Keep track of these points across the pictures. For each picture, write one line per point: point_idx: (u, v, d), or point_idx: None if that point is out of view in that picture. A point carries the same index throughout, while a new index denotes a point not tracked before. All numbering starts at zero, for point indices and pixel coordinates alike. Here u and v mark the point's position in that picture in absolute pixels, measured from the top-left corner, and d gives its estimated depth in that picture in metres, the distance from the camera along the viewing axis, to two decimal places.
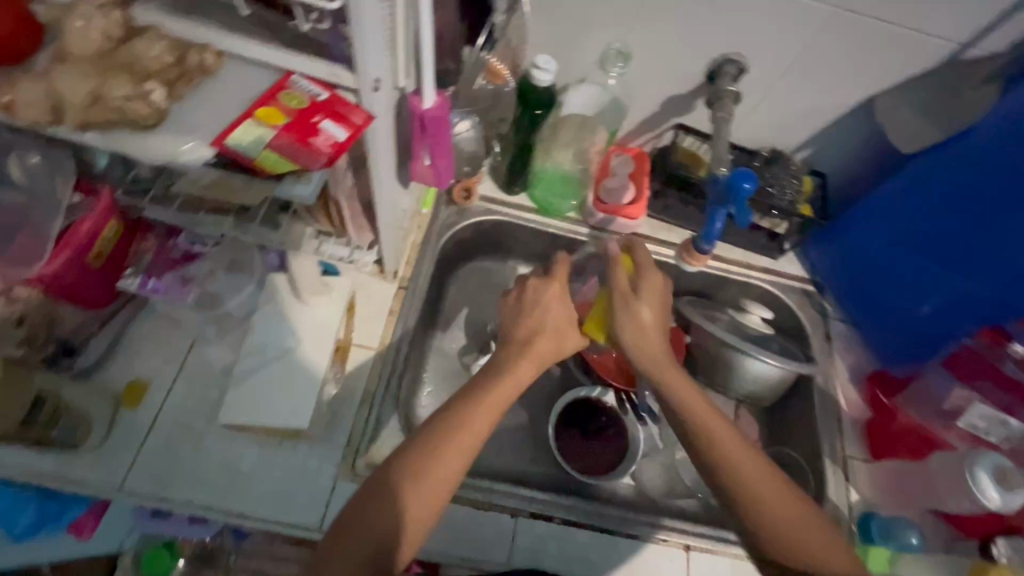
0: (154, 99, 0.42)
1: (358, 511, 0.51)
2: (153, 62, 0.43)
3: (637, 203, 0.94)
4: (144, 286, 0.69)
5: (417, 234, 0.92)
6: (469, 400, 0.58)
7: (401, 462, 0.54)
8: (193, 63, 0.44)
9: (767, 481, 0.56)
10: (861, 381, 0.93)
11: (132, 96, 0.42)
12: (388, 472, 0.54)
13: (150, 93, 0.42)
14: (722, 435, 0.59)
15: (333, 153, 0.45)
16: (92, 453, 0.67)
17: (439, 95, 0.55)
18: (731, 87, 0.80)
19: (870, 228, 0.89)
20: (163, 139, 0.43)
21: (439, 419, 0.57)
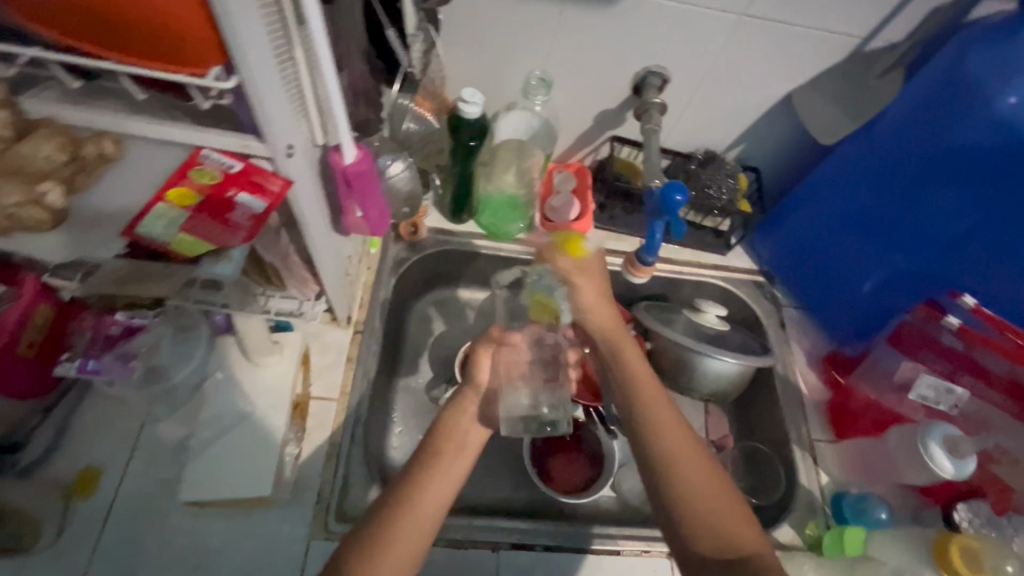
0: (51, 202, 0.41)
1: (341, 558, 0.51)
2: (45, 162, 0.41)
3: (584, 218, 0.94)
4: (84, 370, 0.65)
5: (367, 275, 0.91)
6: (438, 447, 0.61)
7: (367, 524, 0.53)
8: (91, 154, 0.42)
9: (696, 468, 0.56)
10: (818, 364, 0.96)
11: (25, 201, 0.40)
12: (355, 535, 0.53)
13: (46, 196, 0.41)
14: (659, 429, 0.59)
15: (253, 226, 0.45)
16: (46, 553, 0.64)
17: (360, 149, 0.55)
18: (656, 99, 0.83)
19: (806, 216, 0.92)
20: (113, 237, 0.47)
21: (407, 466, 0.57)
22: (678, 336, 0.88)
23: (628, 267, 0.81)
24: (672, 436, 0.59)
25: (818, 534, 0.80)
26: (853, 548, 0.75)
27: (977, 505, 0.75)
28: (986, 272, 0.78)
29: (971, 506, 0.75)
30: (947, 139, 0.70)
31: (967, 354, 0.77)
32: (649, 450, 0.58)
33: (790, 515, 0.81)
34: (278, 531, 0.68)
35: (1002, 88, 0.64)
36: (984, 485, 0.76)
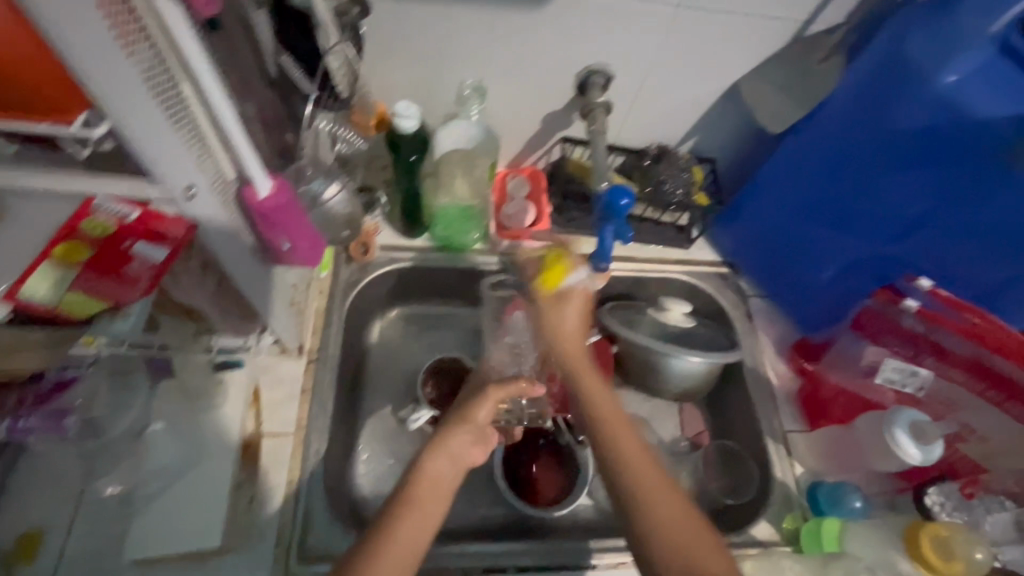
0: None
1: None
2: None
3: (539, 222, 0.93)
4: (15, 430, 0.61)
5: (319, 299, 0.87)
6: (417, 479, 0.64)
7: None
8: None
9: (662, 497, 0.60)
10: (786, 353, 0.95)
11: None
12: None
13: None
14: (627, 456, 0.64)
15: (152, 278, 0.45)
16: None
17: (275, 180, 0.53)
18: (600, 99, 0.81)
19: (762, 205, 0.90)
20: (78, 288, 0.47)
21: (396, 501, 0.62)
22: (640, 337, 0.88)
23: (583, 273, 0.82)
24: (635, 458, 0.64)
25: (796, 527, 0.79)
26: (831, 543, 0.74)
27: (947, 488, 0.75)
28: (944, 252, 0.76)
29: (942, 490, 0.75)
30: (892, 123, 0.69)
31: (929, 337, 0.76)
32: (618, 489, 0.62)
33: (767, 511, 0.80)
34: None
35: (940, 69, 0.63)
36: (953, 464, 0.76)
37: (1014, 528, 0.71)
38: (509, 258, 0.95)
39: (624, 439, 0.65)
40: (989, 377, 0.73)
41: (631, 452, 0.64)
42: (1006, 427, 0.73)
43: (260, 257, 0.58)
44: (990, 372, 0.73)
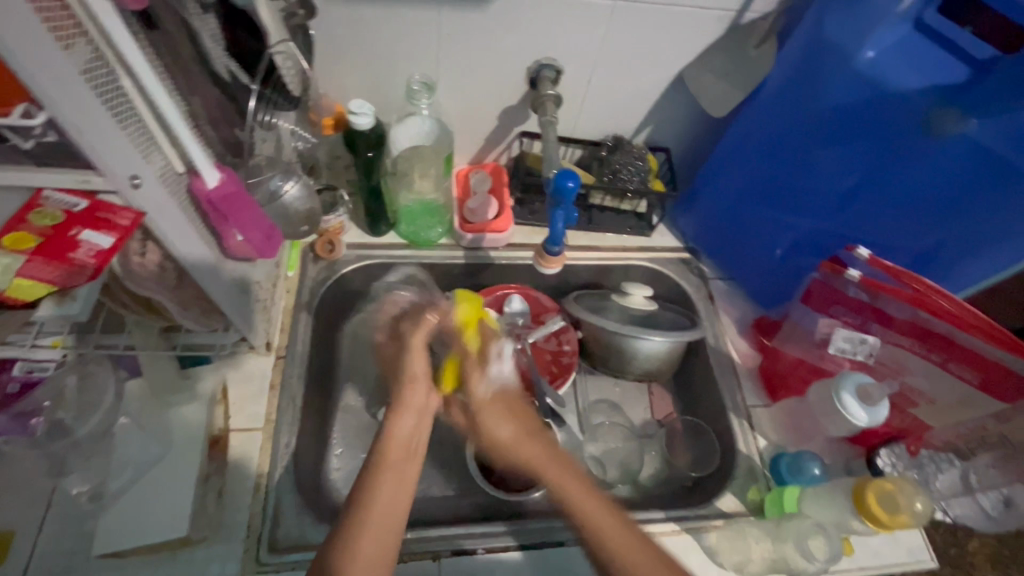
0: None
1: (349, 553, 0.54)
2: None
3: (502, 216, 0.97)
4: None
5: (287, 298, 0.89)
6: (385, 458, 0.62)
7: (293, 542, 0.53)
8: None
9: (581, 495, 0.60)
10: (748, 331, 0.98)
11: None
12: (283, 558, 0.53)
13: None
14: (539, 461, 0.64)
15: (99, 262, 0.44)
16: None
17: (224, 172, 0.55)
18: (550, 92, 0.84)
19: (715, 188, 0.94)
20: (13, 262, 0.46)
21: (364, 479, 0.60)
22: (604, 322, 0.90)
23: (538, 260, 0.86)
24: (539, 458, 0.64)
25: (759, 497, 0.81)
26: (791, 507, 0.77)
27: (898, 450, 0.81)
28: (885, 223, 0.80)
29: (893, 452, 0.81)
30: (822, 101, 0.73)
31: (874, 304, 0.79)
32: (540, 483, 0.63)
33: (731, 483, 0.82)
34: (207, 571, 0.67)
35: (859, 45, 0.67)
36: (909, 429, 0.80)
37: (960, 484, 0.79)
38: (474, 252, 0.99)
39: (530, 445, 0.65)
40: (932, 340, 0.76)
41: (569, 485, 0.60)
42: (949, 388, 0.77)
43: (213, 250, 0.60)
44: (933, 334, 0.75)
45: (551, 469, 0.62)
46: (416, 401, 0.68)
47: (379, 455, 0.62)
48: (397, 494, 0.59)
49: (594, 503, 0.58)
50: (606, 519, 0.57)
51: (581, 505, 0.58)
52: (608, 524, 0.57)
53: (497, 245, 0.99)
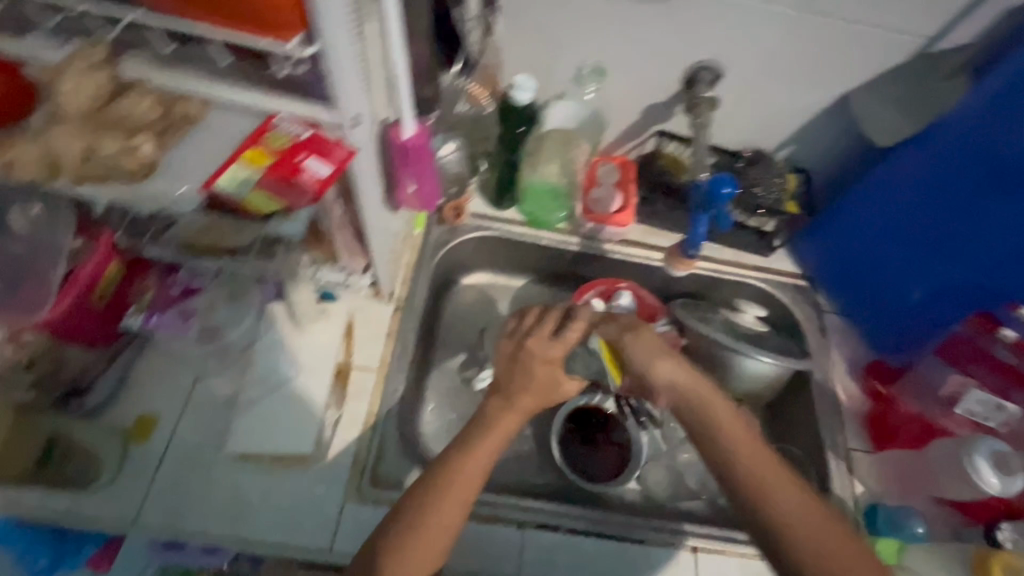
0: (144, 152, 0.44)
1: (413, 538, 0.61)
2: (141, 117, 0.44)
3: (625, 210, 0.96)
4: (145, 324, 0.72)
5: (410, 254, 0.93)
6: (489, 428, 0.69)
7: (391, 526, 0.62)
8: (179, 115, 0.46)
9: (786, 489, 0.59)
10: (859, 373, 0.94)
11: (121, 150, 0.43)
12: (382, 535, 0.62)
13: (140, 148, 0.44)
14: (734, 448, 0.62)
15: (318, 189, 0.48)
16: (105, 490, 0.69)
17: (418, 124, 0.58)
18: (707, 94, 0.82)
19: (854, 220, 0.90)
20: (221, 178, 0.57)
21: (436, 471, 0.65)
22: (714, 333, 0.89)
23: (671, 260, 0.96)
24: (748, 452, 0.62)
25: None
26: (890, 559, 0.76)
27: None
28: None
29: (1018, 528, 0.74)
30: (1012, 151, 0.68)
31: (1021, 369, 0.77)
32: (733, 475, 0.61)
33: None
34: (315, 491, 0.72)
35: None
36: None
37: None
38: (590, 241, 1.00)
39: (731, 431, 0.63)
40: None
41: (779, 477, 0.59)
42: None
43: (387, 197, 0.64)
44: None
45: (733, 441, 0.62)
46: (519, 370, 0.73)
47: (480, 424, 0.70)
48: (484, 458, 0.67)
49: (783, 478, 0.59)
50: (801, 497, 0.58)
51: (768, 481, 0.59)
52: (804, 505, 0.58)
53: (613, 239, 1.00)
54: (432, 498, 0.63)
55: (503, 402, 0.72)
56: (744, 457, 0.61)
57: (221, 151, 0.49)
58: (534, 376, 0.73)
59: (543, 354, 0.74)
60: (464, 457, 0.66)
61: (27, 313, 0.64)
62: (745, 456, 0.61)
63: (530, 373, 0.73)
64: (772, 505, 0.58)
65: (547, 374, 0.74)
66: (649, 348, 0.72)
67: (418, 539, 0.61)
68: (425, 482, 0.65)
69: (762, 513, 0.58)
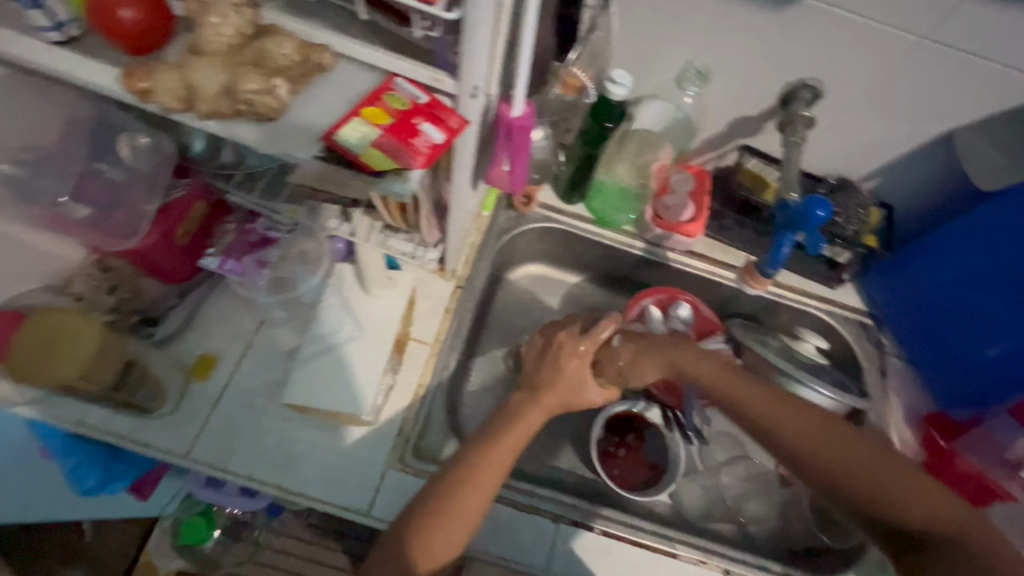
0: (281, 95, 0.43)
1: (434, 529, 0.61)
2: (282, 59, 0.42)
3: (696, 221, 0.94)
4: (221, 268, 0.74)
5: (475, 235, 0.94)
6: (512, 424, 0.68)
7: (412, 515, 0.62)
8: (317, 63, 0.43)
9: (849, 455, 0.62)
10: (916, 422, 0.91)
11: (261, 90, 0.42)
12: (404, 524, 0.62)
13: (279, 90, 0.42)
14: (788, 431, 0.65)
15: (431, 154, 0.47)
16: (165, 419, 0.72)
17: (527, 105, 0.57)
18: (804, 113, 0.79)
19: (934, 265, 0.88)
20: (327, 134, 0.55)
21: (461, 462, 0.65)
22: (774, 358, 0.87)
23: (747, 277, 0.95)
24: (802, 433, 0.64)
25: None
26: None
27: None
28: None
29: None
30: None
31: None
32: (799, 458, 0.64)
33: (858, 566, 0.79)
34: (360, 454, 0.73)
35: None
36: None
37: None
38: (654, 247, 0.99)
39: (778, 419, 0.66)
40: None
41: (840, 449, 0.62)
42: None
43: (477, 172, 0.64)
44: None
45: (817, 442, 0.63)
46: (558, 365, 0.73)
47: (504, 418, 0.69)
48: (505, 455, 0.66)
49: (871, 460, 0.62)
50: (899, 469, 0.61)
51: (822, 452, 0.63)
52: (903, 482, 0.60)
53: (677, 248, 0.99)
54: (452, 493, 0.62)
55: (528, 397, 0.72)
56: (836, 456, 0.62)
57: (342, 106, 0.48)
58: (563, 372, 0.72)
59: (573, 348, 0.74)
60: (494, 444, 0.66)
61: (118, 238, 0.67)
62: (832, 452, 0.63)
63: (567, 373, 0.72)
64: (869, 490, 0.60)
65: (576, 371, 0.73)
66: (614, 371, 0.76)
67: (433, 534, 0.60)
68: (445, 472, 0.65)
69: (881, 502, 0.60)
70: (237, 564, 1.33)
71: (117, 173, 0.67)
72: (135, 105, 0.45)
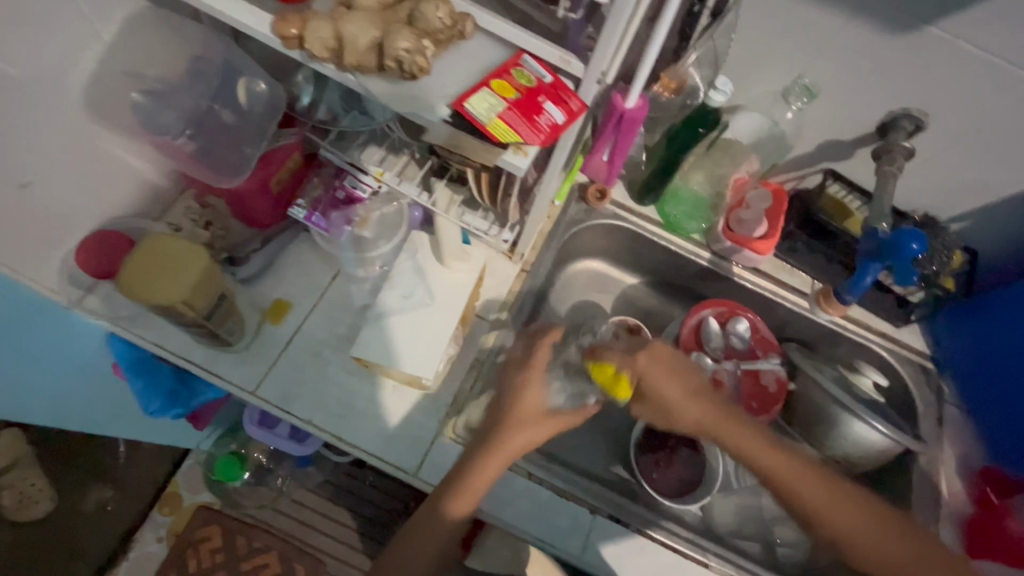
0: (428, 58, 0.44)
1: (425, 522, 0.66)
2: (434, 23, 0.43)
3: (768, 238, 0.93)
4: (308, 220, 0.78)
5: (545, 223, 0.95)
6: (494, 446, 0.67)
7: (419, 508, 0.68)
8: (462, 32, 0.45)
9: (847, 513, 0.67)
10: (968, 475, 0.88)
11: (413, 50, 0.44)
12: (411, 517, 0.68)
13: (427, 53, 0.44)
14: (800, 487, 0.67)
15: (550, 134, 0.48)
16: (239, 354, 0.75)
17: (642, 96, 0.58)
18: (904, 143, 0.79)
19: (1012, 315, 0.88)
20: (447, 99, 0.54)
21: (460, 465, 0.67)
22: (829, 384, 0.85)
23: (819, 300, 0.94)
24: (816, 492, 0.67)
25: None
26: None
27: None
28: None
29: None
30: None
31: None
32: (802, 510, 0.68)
33: None
34: (413, 417, 0.76)
35: None
36: None
37: None
38: (719, 260, 0.99)
39: (802, 477, 0.68)
40: None
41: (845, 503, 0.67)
42: None
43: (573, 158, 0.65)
44: None
45: (794, 478, 0.68)
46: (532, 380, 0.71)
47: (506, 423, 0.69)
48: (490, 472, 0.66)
49: (841, 501, 0.67)
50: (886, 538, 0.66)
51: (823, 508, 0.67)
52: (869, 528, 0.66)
53: (745, 265, 0.98)
54: (440, 501, 0.66)
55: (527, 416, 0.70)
56: (840, 516, 0.66)
57: (474, 74, 0.49)
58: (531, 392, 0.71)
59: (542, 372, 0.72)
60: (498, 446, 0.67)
61: (220, 175, 0.69)
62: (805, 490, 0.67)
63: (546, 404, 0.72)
64: (839, 528, 0.66)
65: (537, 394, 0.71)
66: (651, 379, 0.72)
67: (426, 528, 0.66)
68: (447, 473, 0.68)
69: (865, 556, 0.66)
70: (259, 506, 1.35)
71: (230, 114, 0.70)
72: (283, 51, 0.48)
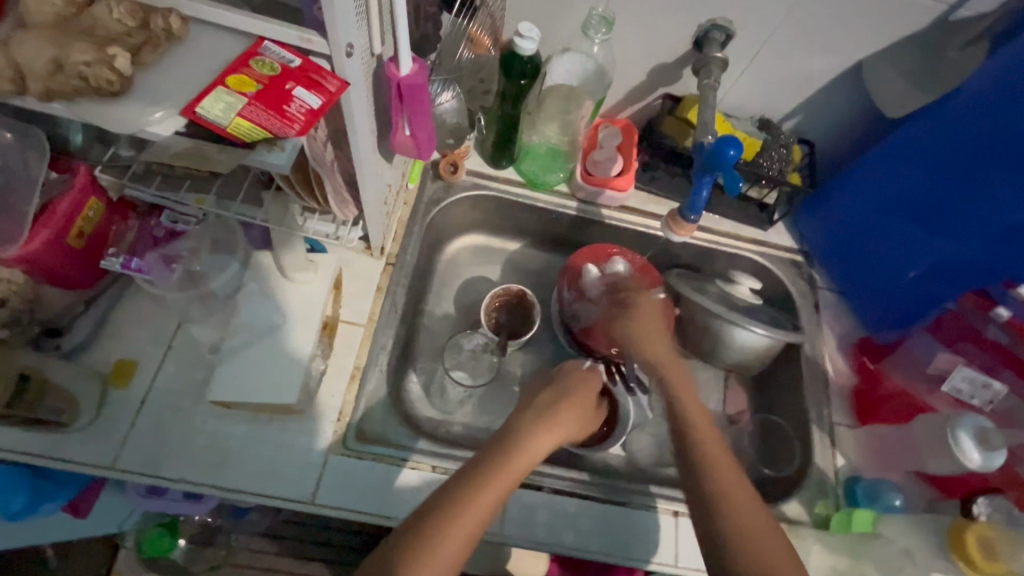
0: (118, 66, 0.43)
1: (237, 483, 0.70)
2: (115, 25, 0.44)
3: (625, 175, 0.94)
4: (128, 266, 0.67)
5: (402, 210, 0.90)
6: (265, 437, 0.71)
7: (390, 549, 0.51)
8: (158, 27, 0.44)
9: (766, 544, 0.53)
10: (848, 349, 0.93)
11: (95, 62, 0.42)
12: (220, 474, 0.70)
13: (115, 59, 0.42)
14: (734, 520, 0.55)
15: (307, 120, 0.45)
16: (84, 432, 0.68)
17: (416, 61, 0.55)
18: (718, 55, 0.80)
19: (858, 194, 0.88)
20: (131, 111, 0.45)
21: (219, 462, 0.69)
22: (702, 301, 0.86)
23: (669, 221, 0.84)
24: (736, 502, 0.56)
25: (826, 513, 0.80)
26: (862, 527, 0.76)
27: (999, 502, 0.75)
28: None
29: (991, 502, 0.75)
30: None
31: (1013, 350, 0.75)
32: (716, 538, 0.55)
33: (801, 492, 0.81)
34: (297, 441, 0.72)
35: None
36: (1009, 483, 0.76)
37: None
38: (587, 207, 0.97)
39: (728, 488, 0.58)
40: None
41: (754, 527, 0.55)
42: None
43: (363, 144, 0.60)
44: None
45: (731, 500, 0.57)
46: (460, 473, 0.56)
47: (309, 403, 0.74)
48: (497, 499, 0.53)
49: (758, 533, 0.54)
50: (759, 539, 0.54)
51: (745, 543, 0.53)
52: (710, 445, 0.61)
53: (611, 205, 0.97)
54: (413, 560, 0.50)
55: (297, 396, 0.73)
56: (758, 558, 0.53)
57: (198, 79, 0.46)
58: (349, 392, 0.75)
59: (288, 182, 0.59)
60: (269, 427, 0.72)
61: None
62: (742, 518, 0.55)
63: (346, 379, 0.76)
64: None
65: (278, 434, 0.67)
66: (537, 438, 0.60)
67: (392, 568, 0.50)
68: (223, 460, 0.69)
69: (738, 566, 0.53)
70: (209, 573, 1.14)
71: None
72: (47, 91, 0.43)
